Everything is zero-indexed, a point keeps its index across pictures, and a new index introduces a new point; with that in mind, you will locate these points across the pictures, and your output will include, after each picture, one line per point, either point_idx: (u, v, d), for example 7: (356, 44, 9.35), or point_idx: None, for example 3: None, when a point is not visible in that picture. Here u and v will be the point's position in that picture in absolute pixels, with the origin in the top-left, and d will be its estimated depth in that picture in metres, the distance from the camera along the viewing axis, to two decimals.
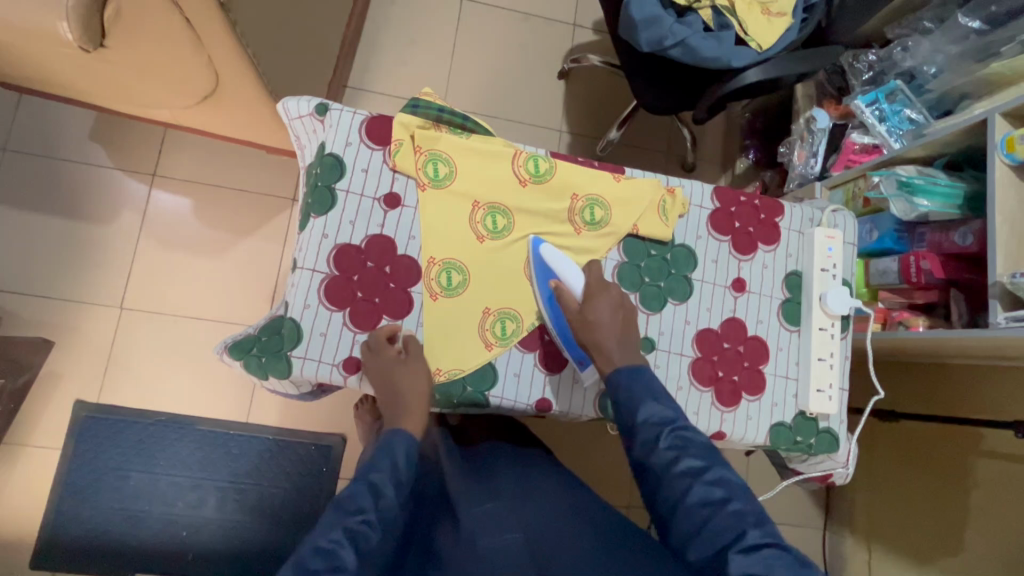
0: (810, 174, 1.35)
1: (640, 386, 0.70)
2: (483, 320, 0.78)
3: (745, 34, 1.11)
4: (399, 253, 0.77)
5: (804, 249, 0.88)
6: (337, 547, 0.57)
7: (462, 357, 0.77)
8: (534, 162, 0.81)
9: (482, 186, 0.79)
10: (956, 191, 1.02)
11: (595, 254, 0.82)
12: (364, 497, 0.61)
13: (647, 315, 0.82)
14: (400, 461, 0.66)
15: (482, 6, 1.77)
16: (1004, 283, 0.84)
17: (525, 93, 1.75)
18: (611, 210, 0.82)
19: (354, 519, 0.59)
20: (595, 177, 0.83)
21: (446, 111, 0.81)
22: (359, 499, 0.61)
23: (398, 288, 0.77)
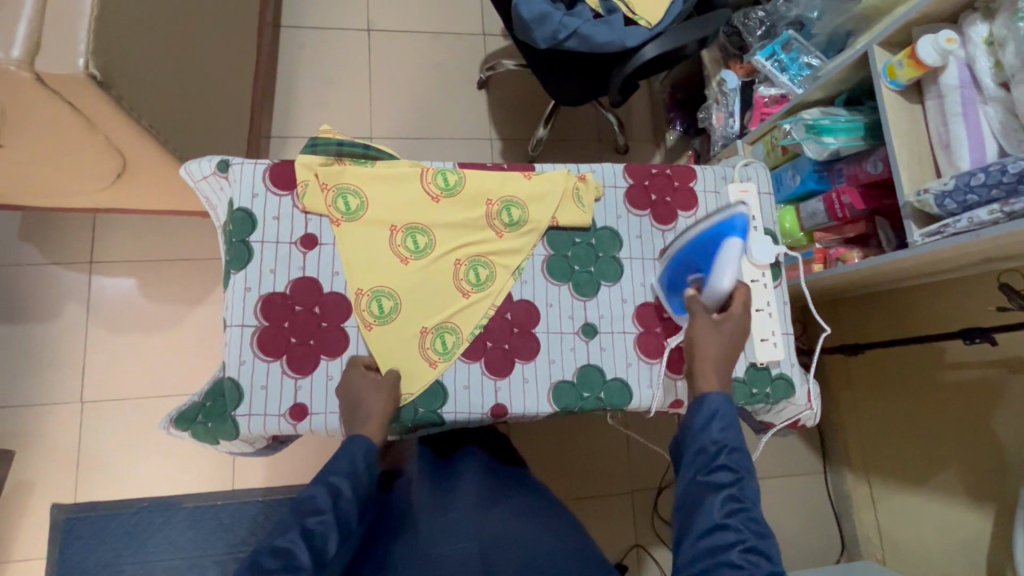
0: (731, 133, 1.39)
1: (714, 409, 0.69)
2: (423, 339, 0.78)
3: (633, 14, 1.15)
4: (325, 292, 0.77)
5: (723, 208, 0.90)
6: (292, 546, 0.60)
7: (410, 380, 0.77)
8: (442, 176, 0.82)
9: (395, 209, 0.80)
10: (857, 124, 1.05)
11: (521, 253, 0.83)
12: (322, 497, 0.64)
13: (583, 302, 0.84)
14: (358, 461, 0.68)
15: (390, 34, 1.79)
16: (912, 202, 0.87)
17: (450, 110, 1.77)
18: (527, 207, 0.83)
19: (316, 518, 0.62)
20: (506, 179, 0.83)
21: (345, 144, 0.81)
22: (316, 500, 0.64)
23: (331, 326, 0.77)
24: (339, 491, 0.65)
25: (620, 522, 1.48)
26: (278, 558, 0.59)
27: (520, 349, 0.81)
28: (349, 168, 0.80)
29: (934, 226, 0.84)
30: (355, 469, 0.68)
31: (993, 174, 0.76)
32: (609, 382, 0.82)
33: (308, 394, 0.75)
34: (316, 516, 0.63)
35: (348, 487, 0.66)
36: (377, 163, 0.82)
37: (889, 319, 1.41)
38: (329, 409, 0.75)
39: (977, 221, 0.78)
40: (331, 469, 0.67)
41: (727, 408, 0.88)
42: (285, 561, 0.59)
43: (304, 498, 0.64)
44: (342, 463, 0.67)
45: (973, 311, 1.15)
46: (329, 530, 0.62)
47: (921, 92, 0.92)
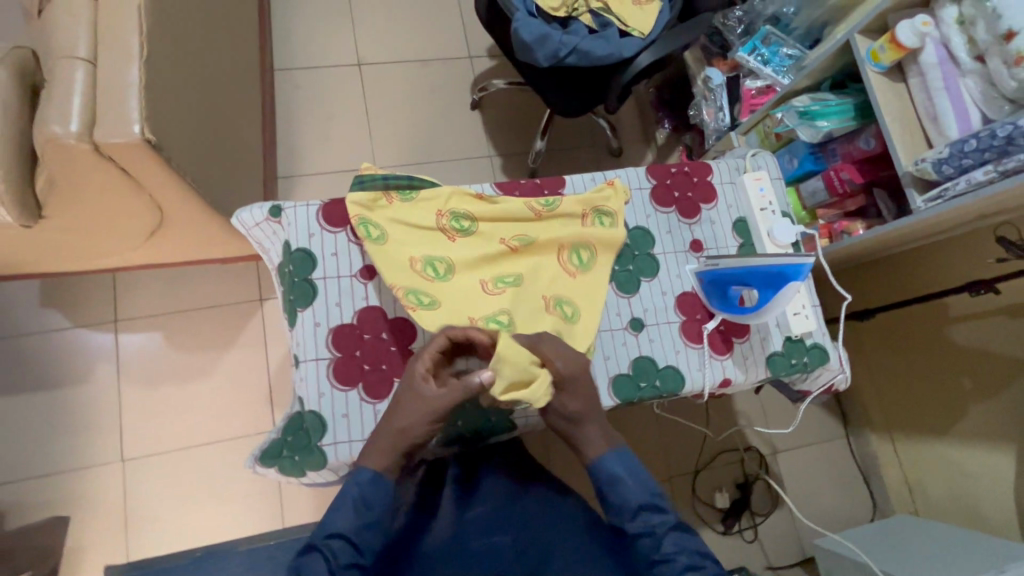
0: (723, 126, 1.47)
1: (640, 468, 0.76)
2: (530, 338, 0.73)
3: (625, 26, 1.22)
4: (389, 317, 0.82)
5: (741, 196, 0.97)
6: None
7: (520, 367, 0.68)
8: (501, 281, 0.82)
9: (463, 274, 0.81)
10: (847, 106, 1.14)
11: (597, 298, 0.85)
12: (320, 562, 0.68)
13: (627, 298, 0.89)
14: (354, 512, 0.70)
15: (380, 66, 1.85)
16: (911, 172, 0.95)
17: (448, 132, 1.83)
18: (577, 304, 0.84)
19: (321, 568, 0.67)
20: (555, 279, 0.85)
21: (390, 178, 0.86)
22: (316, 565, 0.67)
23: (399, 349, 0.81)
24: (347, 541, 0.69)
25: None
26: None
27: None
28: (395, 202, 0.84)
29: (934, 191, 0.92)
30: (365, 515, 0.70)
31: (984, 139, 0.84)
32: (662, 370, 0.87)
33: None
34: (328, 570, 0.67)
35: (349, 544, 0.69)
36: (420, 208, 0.84)
37: (898, 281, 1.49)
38: None
39: (975, 182, 0.86)
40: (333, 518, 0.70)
41: (769, 381, 0.93)
42: None
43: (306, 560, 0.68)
44: (344, 517, 0.70)
45: (977, 264, 1.24)
46: None
47: (903, 72, 1.00)
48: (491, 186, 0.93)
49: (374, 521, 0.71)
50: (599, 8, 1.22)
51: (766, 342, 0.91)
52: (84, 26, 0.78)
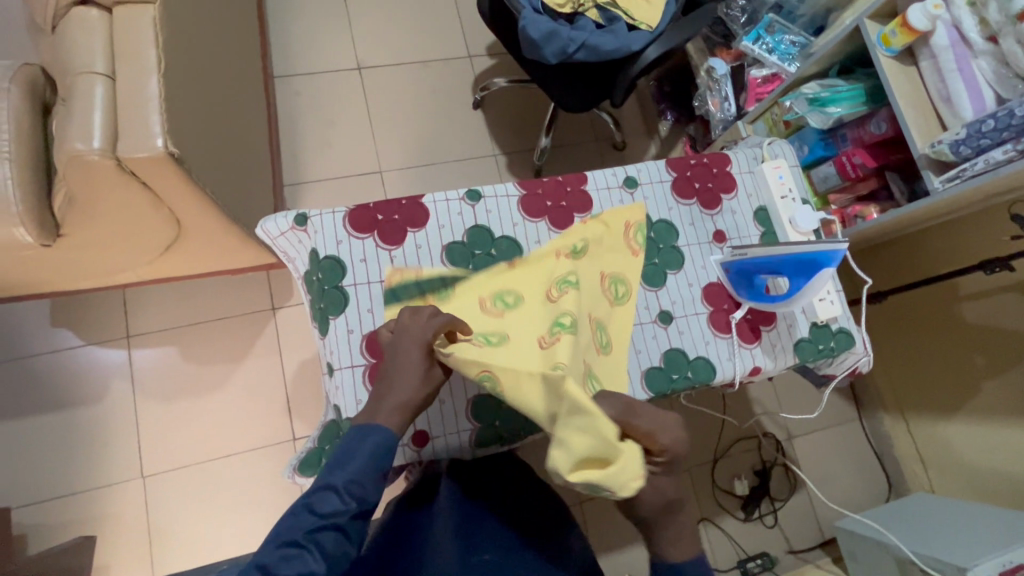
0: (729, 116, 1.48)
1: None
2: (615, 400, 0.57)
3: (632, 20, 1.20)
4: None
5: (760, 185, 0.97)
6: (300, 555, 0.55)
7: (595, 442, 0.50)
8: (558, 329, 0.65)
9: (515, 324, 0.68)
10: (857, 92, 1.14)
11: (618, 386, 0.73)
12: (332, 502, 0.57)
13: (655, 292, 0.89)
14: (377, 457, 0.60)
15: (380, 68, 1.84)
16: (927, 154, 0.96)
17: (452, 132, 1.83)
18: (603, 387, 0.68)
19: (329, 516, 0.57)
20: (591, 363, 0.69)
21: (425, 285, 0.79)
22: (327, 503, 0.57)
23: None
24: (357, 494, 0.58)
25: None
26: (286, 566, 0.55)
27: None
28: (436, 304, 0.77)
29: (952, 172, 0.93)
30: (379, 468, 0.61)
31: (1002, 119, 0.85)
32: (693, 361, 0.87)
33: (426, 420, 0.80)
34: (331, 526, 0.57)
35: (364, 493, 0.59)
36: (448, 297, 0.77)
37: (913, 261, 1.50)
38: (449, 430, 0.80)
39: (993, 162, 0.87)
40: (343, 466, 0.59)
41: (796, 367, 0.94)
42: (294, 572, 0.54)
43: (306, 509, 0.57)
44: (360, 462, 0.59)
45: (994, 242, 1.25)
46: (339, 541, 0.57)
47: (915, 56, 1.01)
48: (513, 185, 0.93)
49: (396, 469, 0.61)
50: (606, 3, 1.21)
51: (792, 328, 0.91)
52: (100, 40, 0.77)
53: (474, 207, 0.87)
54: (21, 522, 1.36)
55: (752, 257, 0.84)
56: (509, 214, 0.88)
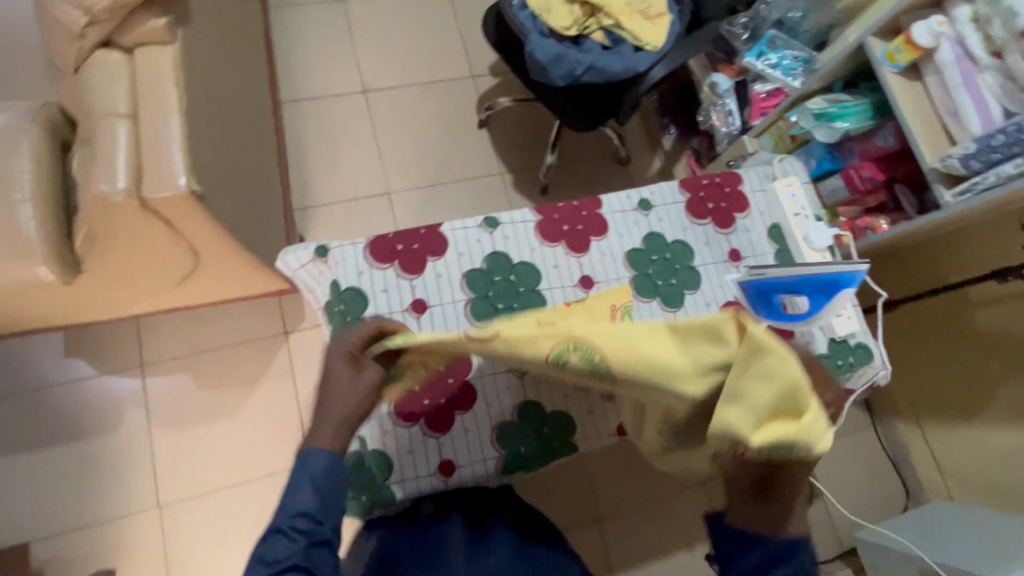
0: (734, 130, 1.49)
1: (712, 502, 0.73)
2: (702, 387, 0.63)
3: (638, 41, 1.21)
4: None
5: (773, 203, 0.98)
6: None
7: (787, 395, 0.56)
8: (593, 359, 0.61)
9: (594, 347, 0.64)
10: (864, 106, 1.15)
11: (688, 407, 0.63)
12: (280, 545, 0.62)
13: (674, 313, 0.90)
14: (314, 482, 0.65)
15: (386, 91, 1.86)
16: (938, 168, 0.97)
17: (459, 151, 1.84)
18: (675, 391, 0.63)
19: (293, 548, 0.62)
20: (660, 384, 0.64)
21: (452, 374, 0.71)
22: (276, 549, 0.62)
23: (456, 380, 0.81)
24: (311, 524, 0.64)
25: (700, 515, 1.53)
26: None
27: None
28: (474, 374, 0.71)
29: (963, 186, 0.94)
30: (333, 493, 0.66)
31: (1010, 134, 0.86)
32: None
33: (451, 448, 0.80)
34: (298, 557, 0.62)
35: (313, 519, 0.64)
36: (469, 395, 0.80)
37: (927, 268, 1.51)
38: (475, 458, 0.80)
39: (1005, 176, 0.88)
40: (297, 499, 0.64)
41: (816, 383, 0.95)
42: None
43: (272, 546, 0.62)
44: (302, 494, 0.64)
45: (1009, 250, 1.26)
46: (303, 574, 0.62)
47: (919, 71, 1.02)
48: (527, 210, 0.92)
49: (338, 484, 0.66)
50: (611, 25, 1.23)
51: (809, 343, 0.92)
52: (121, 82, 0.79)
53: (492, 234, 0.88)
54: (39, 556, 1.36)
55: (768, 280, 0.83)
56: (526, 240, 0.89)
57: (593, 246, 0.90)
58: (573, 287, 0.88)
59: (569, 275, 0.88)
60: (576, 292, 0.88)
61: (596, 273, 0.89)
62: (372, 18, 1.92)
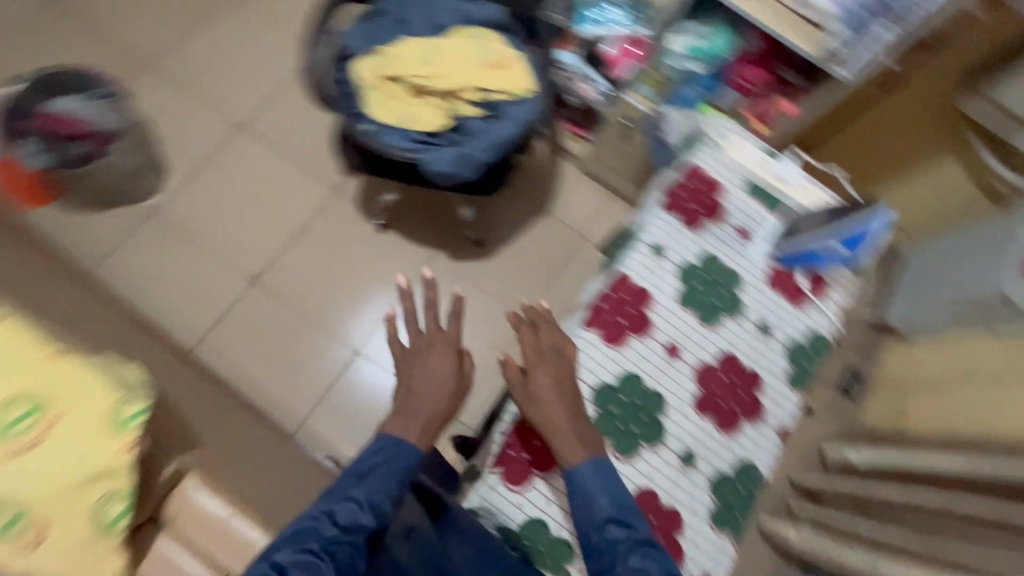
0: (604, 91, 1.48)
1: (604, 482, 0.78)
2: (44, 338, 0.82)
3: (511, 93, 1.17)
4: (661, 501, 0.85)
5: (735, 166, 1.04)
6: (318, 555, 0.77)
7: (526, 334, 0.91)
8: None
9: None
10: (725, 29, 1.26)
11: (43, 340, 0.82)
12: (349, 510, 0.83)
13: (743, 316, 0.96)
14: (379, 464, 0.90)
15: (271, 264, 1.68)
16: (823, 55, 1.06)
17: (385, 269, 1.72)
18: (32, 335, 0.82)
19: (278, 569, 0.75)
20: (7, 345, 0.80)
21: None
22: (352, 516, 0.82)
23: (667, 531, 0.84)
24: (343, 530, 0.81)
25: None
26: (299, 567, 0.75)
27: (750, 388, 0.92)
28: None
29: (851, 60, 1.04)
30: (356, 504, 0.84)
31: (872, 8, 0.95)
32: (808, 341, 0.97)
33: (703, 563, 0.84)
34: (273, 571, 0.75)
35: (355, 508, 0.83)
36: None
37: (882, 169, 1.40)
38: (717, 558, 0.85)
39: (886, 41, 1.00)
40: (351, 516, 0.82)
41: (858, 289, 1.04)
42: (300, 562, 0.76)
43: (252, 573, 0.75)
44: (377, 488, 0.86)
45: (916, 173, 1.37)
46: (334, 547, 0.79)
47: None
48: (581, 314, 0.94)
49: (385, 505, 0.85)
50: (479, 95, 1.17)
51: (856, 268, 1.01)
52: None
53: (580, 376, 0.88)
54: None
55: (807, 243, 0.96)
56: (602, 355, 0.90)
57: (652, 316, 0.93)
58: (665, 363, 0.91)
59: (655, 352, 0.91)
60: (671, 363, 0.91)
61: (674, 336, 0.93)
62: (198, 207, 1.68)
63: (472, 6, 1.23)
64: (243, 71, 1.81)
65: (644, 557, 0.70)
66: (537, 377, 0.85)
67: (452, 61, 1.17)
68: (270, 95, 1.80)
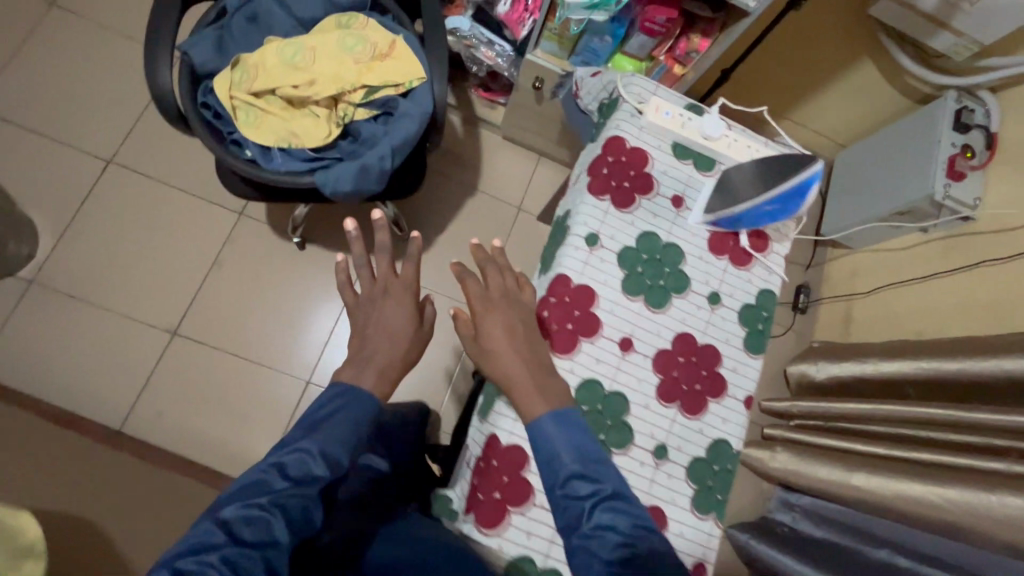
0: (508, 53, 1.39)
1: (572, 434, 0.68)
2: None
3: (401, 85, 1.03)
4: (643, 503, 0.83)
5: (657, 131, 0.97)
6: (265, 518, 0.65)
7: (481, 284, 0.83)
8: None
9: None
10: None
11: None
12: (298, 466, 0.70)
13: (691, 291, 0.92)
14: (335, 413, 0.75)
15: (188, 311, 1.51)
16: None
17: (316, 289, 1.59)
18: None
19: (220, 529, 0.63)
20: None
21: None
22: (304, 470, 0.70)
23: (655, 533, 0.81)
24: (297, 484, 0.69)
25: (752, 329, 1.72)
26: (249, 527, 0.64)
27: (710, 364, 0.90)
28: None
29: None
30: (311, 466, 0.70)
31: None
32: (760, 301, 0.95)
33: (694, 551, 0.83)
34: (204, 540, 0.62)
35: (309, 463, 0.70)
36: None
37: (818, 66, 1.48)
38: (706, 542, 0.84)
39: None
40: (303, 467, 0.70)
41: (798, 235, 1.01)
42: (235, 530, 0.64)
43: (192, 532, 0.63)
44: (337, 444, 0.73)
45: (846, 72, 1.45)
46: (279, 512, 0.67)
47: None
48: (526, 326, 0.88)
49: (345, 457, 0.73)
50: (366, 94, 1.03)
51: (796, 217, 0.98)
52: None
53: None
54: None
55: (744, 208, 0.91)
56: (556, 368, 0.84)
57: (600, 313, 0.87)
58: (622, 360, 0.87)
59: (610, 352, 0.87)
60: (628, 358, 0.87)
61: (626, 329, 0.88)
62: (85, 266, 1.48)
63: None
64: (96, 99, 1.56)
65: (611, 512, 0.62)
66: (488, 330, 0.77)
67: (325, 62, 1.00)
68: (136, 122, 1.57)
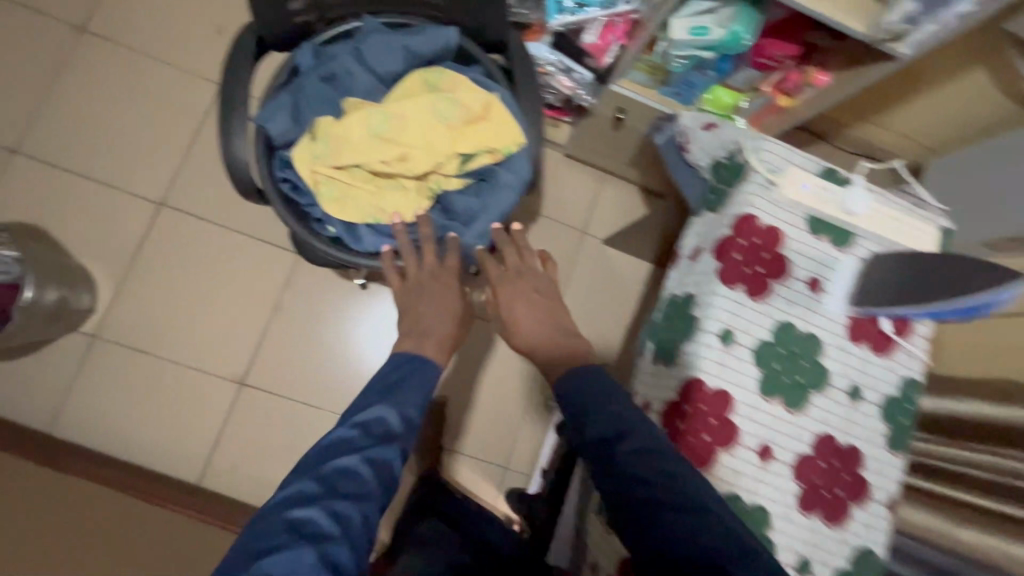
0: (587, 81, 1.23)
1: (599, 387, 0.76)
2: None
3: (498, 152, 0.93)
4: None
5: (793, 205, 0.86)
6: (355, 467, 0.68)
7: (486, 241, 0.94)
8: None
9: None
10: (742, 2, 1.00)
11: None
12: (374, 423, 0.73)
13: (831, 388, 0.85)
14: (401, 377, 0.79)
15: (253, 360, 1.46)
16: (878, 34, 0.85)
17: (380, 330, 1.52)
18: None
19: (312, 482, 0.66)
20: None
21: None
22: (380, 423, 0.73)
23: None
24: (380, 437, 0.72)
25: None
26: (342, 479, 0.67)
27: (853, 468, 0.84)
28: None
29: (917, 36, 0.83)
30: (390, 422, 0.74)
31: None
32: (902, 392, 0.87)
33: None
34: (301, 494, 0.64)
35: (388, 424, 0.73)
36: None
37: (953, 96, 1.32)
38: None
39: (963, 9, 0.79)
40: (382, 425, 0.73)
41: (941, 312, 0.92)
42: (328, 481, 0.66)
43: (285, 491, 0.65)
44: (408, 402, 0.76)
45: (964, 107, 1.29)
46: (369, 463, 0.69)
47: None
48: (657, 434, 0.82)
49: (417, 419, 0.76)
50: (461, 163, 0.94)
51: None
52: None
53: None
54: None
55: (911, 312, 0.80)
56: None
57: (737, 420, 0.81)
58: (762, 470, 0.81)
59: (749, 462, 0.80)
60: (767, 467, 0.81)
61: (763, 436, 0.81)
62: (146, 318, 1.43)
63: (416, 37, 0.93)
64: (139, 137, 1.47)
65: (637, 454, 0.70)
66: (508, 300, 0.90)
67: (413, 134, 0.90)
68: (183, 159, 1.48)
